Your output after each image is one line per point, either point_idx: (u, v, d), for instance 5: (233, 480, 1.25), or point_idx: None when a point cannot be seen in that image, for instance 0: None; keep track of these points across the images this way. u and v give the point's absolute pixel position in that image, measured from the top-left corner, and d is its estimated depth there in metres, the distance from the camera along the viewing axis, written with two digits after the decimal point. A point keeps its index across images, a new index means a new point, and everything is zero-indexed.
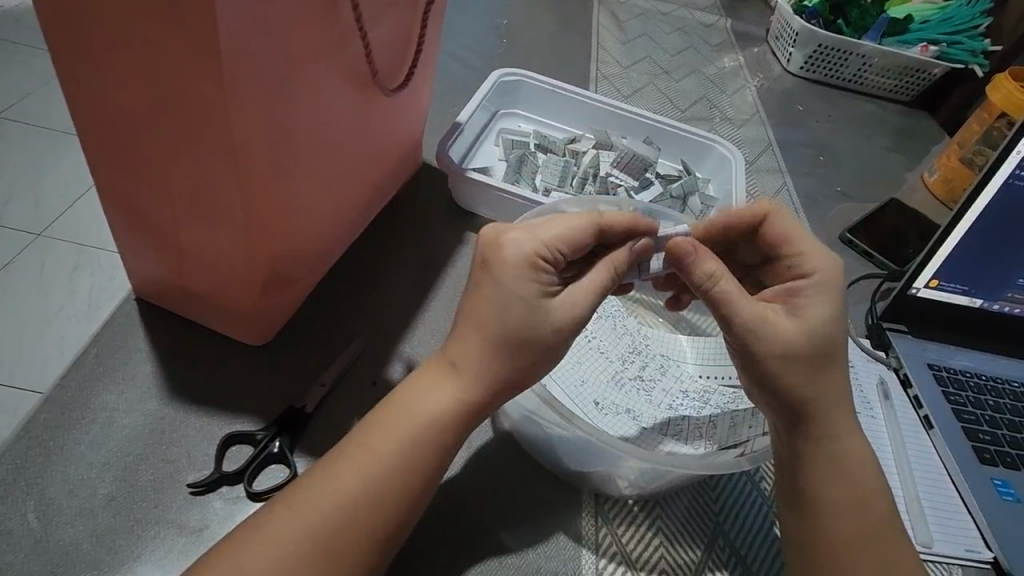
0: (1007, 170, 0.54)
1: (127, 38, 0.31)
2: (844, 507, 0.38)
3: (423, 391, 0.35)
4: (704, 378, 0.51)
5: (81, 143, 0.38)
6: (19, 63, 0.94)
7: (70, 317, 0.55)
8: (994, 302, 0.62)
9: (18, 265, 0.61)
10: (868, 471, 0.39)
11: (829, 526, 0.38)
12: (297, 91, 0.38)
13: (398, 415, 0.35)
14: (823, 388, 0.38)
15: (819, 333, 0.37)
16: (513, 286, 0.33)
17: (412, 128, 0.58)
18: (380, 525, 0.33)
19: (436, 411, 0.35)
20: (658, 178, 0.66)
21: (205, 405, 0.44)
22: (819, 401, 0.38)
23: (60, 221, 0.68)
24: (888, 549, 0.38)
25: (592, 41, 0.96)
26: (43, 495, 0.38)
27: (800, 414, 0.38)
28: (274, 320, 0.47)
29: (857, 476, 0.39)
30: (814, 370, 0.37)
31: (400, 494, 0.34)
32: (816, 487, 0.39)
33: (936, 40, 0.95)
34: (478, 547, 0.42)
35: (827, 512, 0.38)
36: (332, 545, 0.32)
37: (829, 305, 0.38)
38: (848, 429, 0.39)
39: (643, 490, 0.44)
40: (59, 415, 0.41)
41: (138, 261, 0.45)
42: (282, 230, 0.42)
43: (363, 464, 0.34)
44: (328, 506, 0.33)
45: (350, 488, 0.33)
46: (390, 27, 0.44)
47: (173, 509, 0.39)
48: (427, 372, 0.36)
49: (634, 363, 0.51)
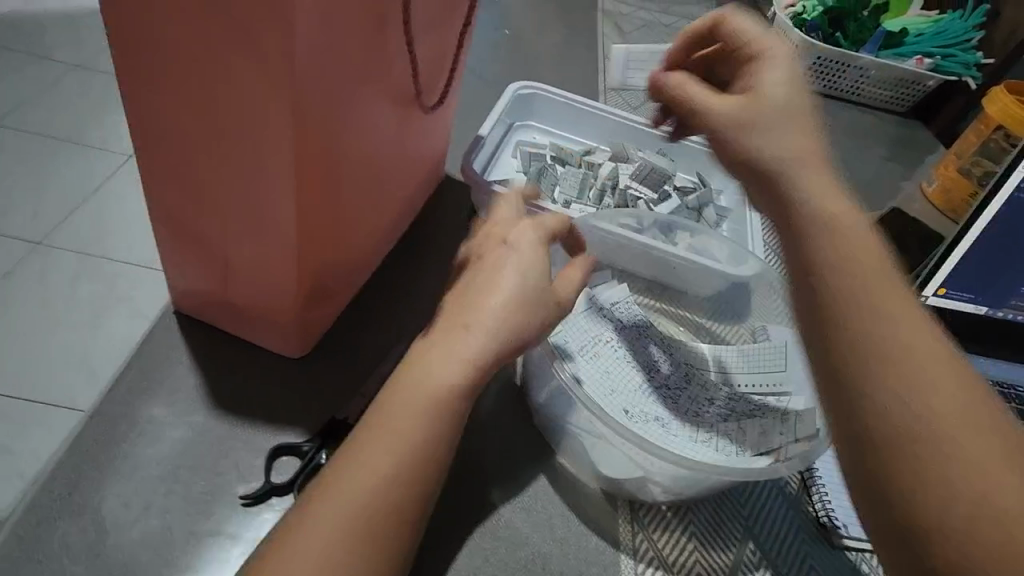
0: (1010, 186, 0.56)
1: (197, 61, 0.33)
2: (867, 312, 0.31)
3: (429, 363, 0.36)
4: (729, 387, 0.52)
5: (138, 159, 0.39)
6: (19, 71, 0.93)
7: (82, 328, 0.54)
8: (998, 309, 0.64)
9: (22, 274, 0.60)
10: (889, 278, 0.32)
11: (855, 335, 0.31)
12: (350, 108, 0.38)
13: (411, 385, 0.36)
14: (797, 147, 0.37)
15: (777, 92, 0.38)
16: (519, 247, 0.39)
17: (439, 142, 0.59)
18: (404, 523, 0.34)
19: (445, 382, 0.35)
20: (675, 191, 0.68)
21: (252, 418, 0.45)
22: (803, 186, 0.35)
23: (63, 225, 0.66)
24: (947, 390, 0.28)
25: (599, 52, 0.98)
26: (98, 508, 0.39)
27: (789, 210, 0.35)
28: (313, 333, 0.48)
29: (867, 265, 0.32)
30: (764, 121, 0.37)
31: (427, 470, 0.35)
32: (839, 330, 0.31)
33: (931, 53, 0.97)
34: (518, 548, 0.44)
35: (850, 323, 0.31)
36: (376, 533, 0.33)
37: (779, 65, 0.39)
38: (852, 235, 0.33)
39: (678, 496, 0.45)
40: (108, 430, 0.42)
41: (183, 277, 0.46)
42: (328, 242, 0.44)
43: (387, 443, 0.34)
44: (360, 487, 0.33)
45: (379, 469, 0.34)
46: (432, 46, 0.46)
47: (227, 520, 0.40)
48: (435, 345, 0.36)
49: (659, 373, 0.52)
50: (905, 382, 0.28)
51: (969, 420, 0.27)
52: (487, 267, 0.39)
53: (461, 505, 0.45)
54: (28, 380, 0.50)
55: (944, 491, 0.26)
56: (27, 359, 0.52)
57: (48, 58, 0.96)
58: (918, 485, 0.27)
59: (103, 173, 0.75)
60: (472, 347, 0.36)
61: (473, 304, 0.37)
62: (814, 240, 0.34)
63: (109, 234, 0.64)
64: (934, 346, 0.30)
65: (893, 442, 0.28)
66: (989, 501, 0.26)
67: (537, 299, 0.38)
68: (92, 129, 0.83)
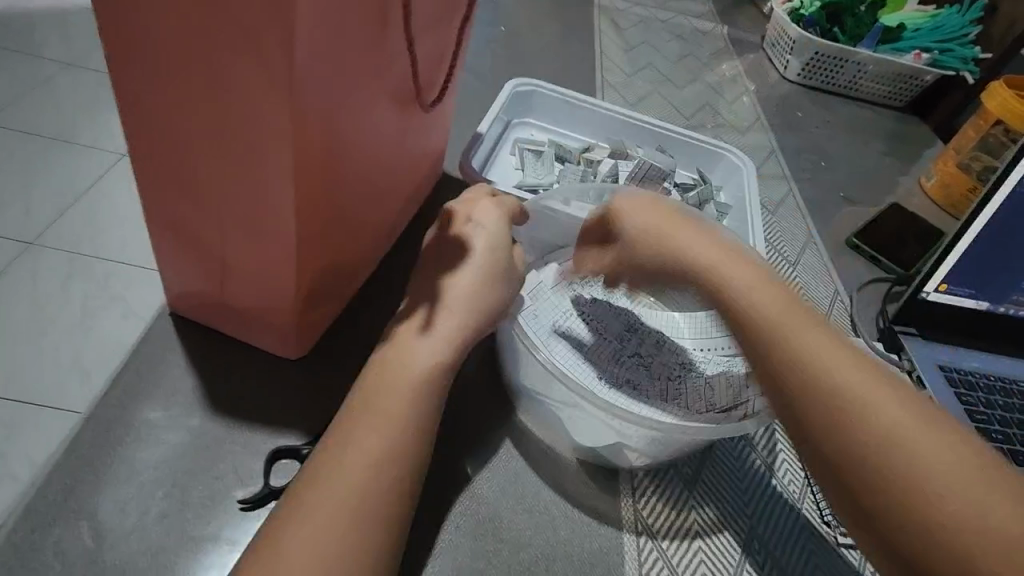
0: (1009, 186, 0.57)
1: (194, 60, 0.32)
2: (817, 378, 0.36)
3: (413, 348, 0.39)
4: (700, 353, 0.52)
5: (135, 159, 0.39)
6: (6, 70, 0.91)
7: (73, 328, 0.53)
8: (999, 305, 0.64)
9: (11, 275, 0.59)
10: (834, 349, 0.37)
11: (809, 400, 0.35)
12: (349, 109, 0.38)
13: (394, 370, 0.39)
14: (704, 247, 0.43)
15: (659, 236, 0.44)
16: (485, 220, 0.45)
17: (438, 140, 0.59)
18: (393, 503, 0.35)
19: (425, 364, 0.39)
20: (675, 188, 0.67)
21: (250, 421, 0.44)
22: (716, 270, 0.42)
23: (53, 225, 0.65)
24: (894, 414, 0.33)
25: (595, 48, 0.97)
26: (94, 514, 0.38)
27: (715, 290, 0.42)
28: (311, 334, 0.48)
29: (811, 344, 0.37)
30: (670, 236, 0.44)
31: (416, 451, 0.37)
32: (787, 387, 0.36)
33: (928, 48, 0.97)
34: (517, 546, 0.43)
35: (805, 389, 0.36)
36: (372, 509, 0.34)
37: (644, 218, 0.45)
38: (777, 302, 0.40)
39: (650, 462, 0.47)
40: (104, 434, 0.42)
41: (180, 278, 0.45)
42: (327, 243, 0.43)
43: (380, 423, 0.37)
44: (358, 465, 0.35)
45: (374, 449, 0.36)
46: (431, 43, 0.45)
47: (225, 524, 0.39)
48: (415, 330, 0.40)
49: (632, 341, 0.52)
50: (854, 419, 0.34)
51: (920, 435, 0.32)
52: (459, 238, 0.44)
53: (461, 506, 0.44)
54: (18, 382, 0.49)
55: (907, 507, 0.31)
56: (19, 361, 0.51)
57: (38, 56, 0.95)
58: (887, 501, 0.31)
59: (93, 172, 0.74)
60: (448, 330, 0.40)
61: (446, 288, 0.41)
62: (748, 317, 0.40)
63: (101, 235, 0.63)
64: (873, 385, 0.35)
65: (858, 468, 0.33)
66: (948, 508, 0.30)
67: (500, 275, 0.43)
68: (83, 128, 0.82)
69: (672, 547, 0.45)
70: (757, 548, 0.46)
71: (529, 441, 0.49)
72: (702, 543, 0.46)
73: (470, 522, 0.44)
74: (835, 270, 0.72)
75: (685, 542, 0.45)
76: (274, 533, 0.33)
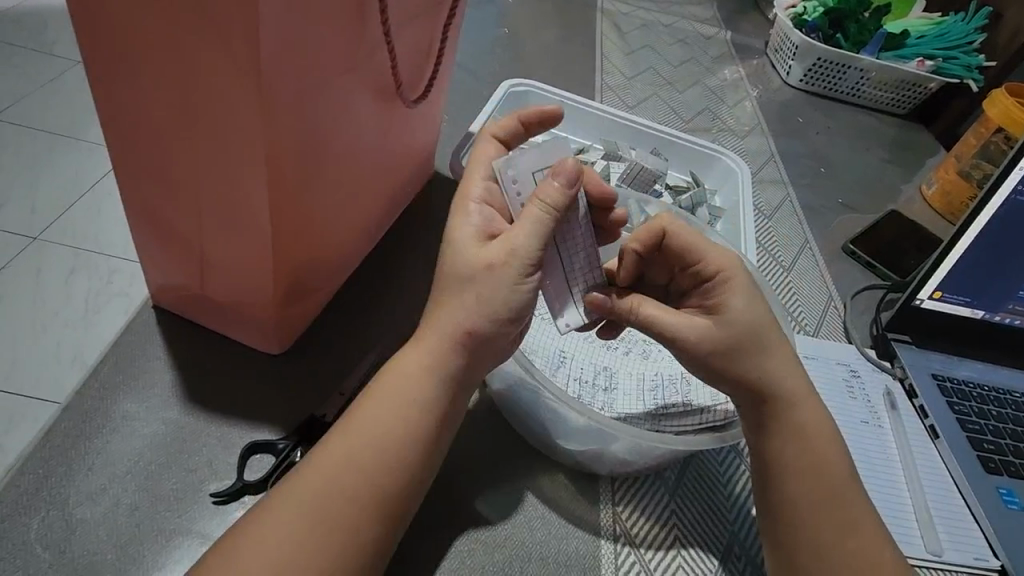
0: (1010, 184, 0.56)
1: (169, 62, 0.32)
2: (802, 465, 0.41)
3: (405, 370, 0.37)
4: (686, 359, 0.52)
5: (113, 151, 0.38)
6: (17, 66, 0.92)
7: (61, 320, 0.53)
8: (996, 313, 0.63)
9: (10, 267, 0.59)
10: (826, 438, 0.42)
11: (796, 492, 0.41)
12: (324, 104, 0.38)
13: (397, 387, 0.37)
14: (778, 366, 0.40)
15: (744, 318, 0.39)
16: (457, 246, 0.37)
17: (425, 138, 0.59)
18: (374, 514, 0.35)
19: (423, 388, 0.37)
20: (668, 190, 0.66)
21: (226, 415, 0.44)
22: (782, 385, 0.41)
23: (53, 222, 0.65)
24: (856, 507, 0.41)
25: (597, 51, 0.97)
26: (64, 504, 0.38)
27: (763, 397, 0.40)
28: (291, 330, 0.48)
29: (815, 442, 0.41)
30: (761, 351, 0.40)
31: (407, 464, 0.36)
32: (780, 471, 0.41)
33: (931, 55, 0.96)
34: (488, 543, 0.43)
35: (793, 479, 0.41)
36: (348, 522, 0.34)
37: (739, 294, 0.39)
38: (811, 410, 0.42)
39: (632, 466, 0.46)
40: (81, 424, 0.42)
41: (160, 273, 0.45)
42: (305, 242, 0.43)
43: (371, 436, 0.36)
44: (347, 476, 0.35)
45: (358, 465, 0.35)
46: (413, 36, 0.45)
47: (197, 517, 0.39)
48: (407, 353, 0.38)
49: (617, 349, 0.52)
50: (829, 503, 0.40)
51: (866, 541, 0.40)
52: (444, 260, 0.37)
53: (441, 505, 0.44)
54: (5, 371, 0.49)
55: None
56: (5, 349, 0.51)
57: (49, 54, 0.96)
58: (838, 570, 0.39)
59: (95, 167, 0.74)
60: (438, 347, 0.37)
61: (441, 287, 0.37)
62: (774, 396, 0.41)
63: (101, 231, 0.63)
64: (842, 473, 0.42)
65: (816, 546, 0.40)
66: None
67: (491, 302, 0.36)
68: (87, 124, 0.82)
69: (650, 554, 0.44)
70: (738, 555, 0.46)
71: (511, 442, 0.49)
72: (681, 550, 0.45)
73: (447, 525, 0.43)
74: (830, 277, 0.71)
75: (664, 550, 0.45)
76: (252, 537, 0.33)
